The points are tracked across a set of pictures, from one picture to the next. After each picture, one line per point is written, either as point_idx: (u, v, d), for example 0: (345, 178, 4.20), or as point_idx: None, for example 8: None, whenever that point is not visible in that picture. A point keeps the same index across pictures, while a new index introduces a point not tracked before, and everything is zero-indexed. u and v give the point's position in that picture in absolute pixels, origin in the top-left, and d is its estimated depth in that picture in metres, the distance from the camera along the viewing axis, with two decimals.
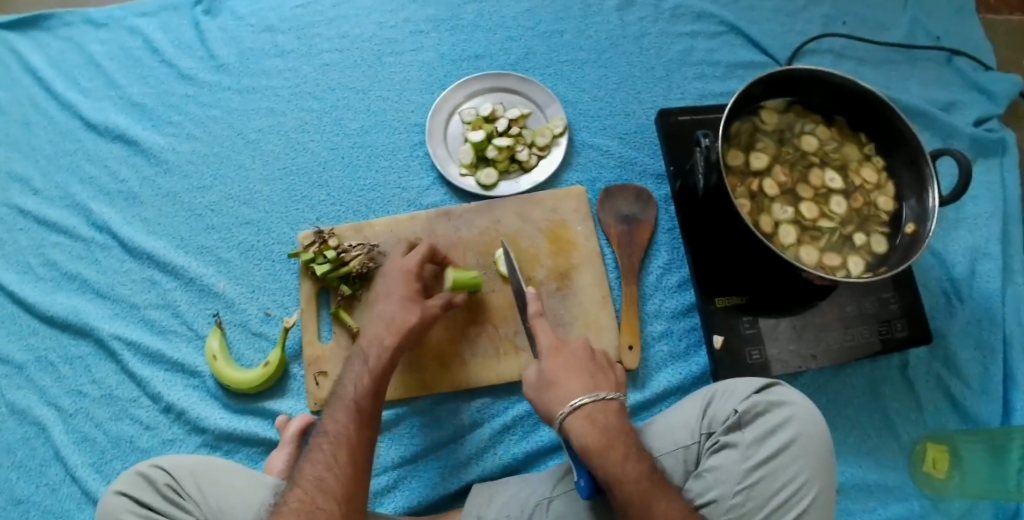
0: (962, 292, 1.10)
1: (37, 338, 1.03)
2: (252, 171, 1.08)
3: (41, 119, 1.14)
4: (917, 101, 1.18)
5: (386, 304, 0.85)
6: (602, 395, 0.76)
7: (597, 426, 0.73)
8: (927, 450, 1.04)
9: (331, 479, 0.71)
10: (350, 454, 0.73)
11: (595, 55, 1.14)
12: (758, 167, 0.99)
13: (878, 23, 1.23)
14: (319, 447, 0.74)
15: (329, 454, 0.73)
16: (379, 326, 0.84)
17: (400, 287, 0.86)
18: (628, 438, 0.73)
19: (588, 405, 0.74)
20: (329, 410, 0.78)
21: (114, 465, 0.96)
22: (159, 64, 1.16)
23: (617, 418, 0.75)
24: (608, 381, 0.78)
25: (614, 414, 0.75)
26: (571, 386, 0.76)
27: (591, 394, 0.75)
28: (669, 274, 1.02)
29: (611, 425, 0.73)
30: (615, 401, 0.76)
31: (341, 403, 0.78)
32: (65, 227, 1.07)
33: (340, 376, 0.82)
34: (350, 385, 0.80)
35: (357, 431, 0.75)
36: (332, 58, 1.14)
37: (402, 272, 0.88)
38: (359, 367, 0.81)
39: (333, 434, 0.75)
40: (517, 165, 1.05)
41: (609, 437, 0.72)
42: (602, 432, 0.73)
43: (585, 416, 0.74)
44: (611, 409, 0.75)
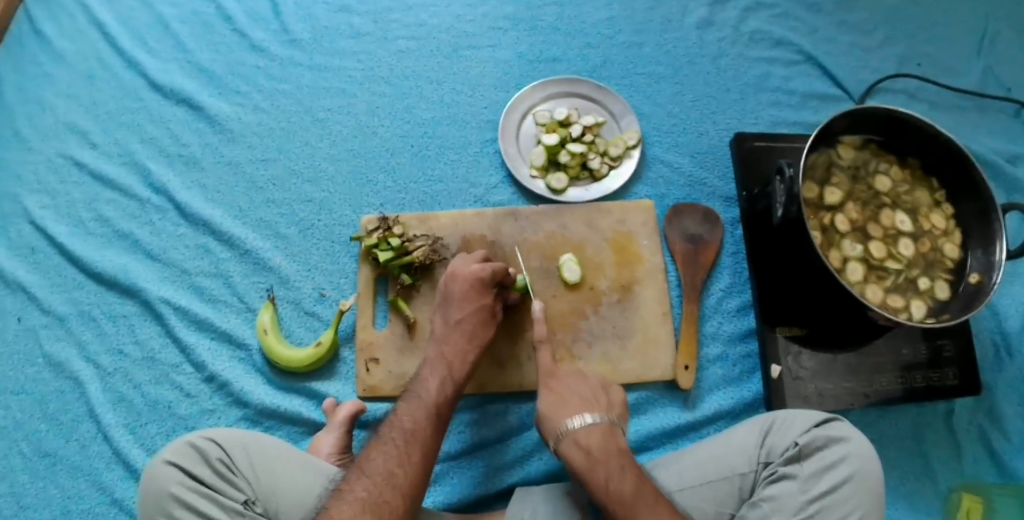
0: (1012, 346, 1.10)
1: (82, 292, 1.01)
2: (318, 149, 1.07)
3: (105, 74, 1.12)
4: (984, 150, 1.18)
5: (462, 311, 0.87)
6: (586, 419, 0.80)
7: (545, 371, 0.87)
8: (963, 499, 1.03)
9: (401, 474, 0.71)
10: (423, 454, 0.74)
11: (672, 70, 1.13)
12: (831, 202, 0.98)
13: (952, 69, 1.23)
14: (393, 440, 0.74)
15: (402, 448, 0.73)
16: (457, 336, 0.86)
17: (476, 296, 0.87)
18: (574, 379, 0.85)
19: (544, 359, 0.89)
20: (406, 406, 0.78)
21: (150, 429, 0.94)
22: (230, 31, 1.14)
23: (571, 370, 0.87)
24: (574, 342, 0.91)
25: (598, 434, 0.78)
26: (572, 409, 0.81)
27: (576, 419, 0.80)
28: (729, 297, 1.01)
29: (557, 371, 0.86)
30: (575, 357, 0.88)
31: (420, 402, 0.79)
32: (120, 183, 1.06)
33: (417, 379, 0.83)
34: (427, 387, 0.81)
35: (431, 434, 0.76)
36: (408, 45, 1.13)
37: (472, 278, 0.88)
38: (440, 373, 0.82)
39: (408, 430, 0.75)
40: (587, 173, 1.04)
41: (551, 377, 0.86)
42: (547, 374, 0.87)
43: (572, 442, 0.78)
44: (561, 361, 0.88)
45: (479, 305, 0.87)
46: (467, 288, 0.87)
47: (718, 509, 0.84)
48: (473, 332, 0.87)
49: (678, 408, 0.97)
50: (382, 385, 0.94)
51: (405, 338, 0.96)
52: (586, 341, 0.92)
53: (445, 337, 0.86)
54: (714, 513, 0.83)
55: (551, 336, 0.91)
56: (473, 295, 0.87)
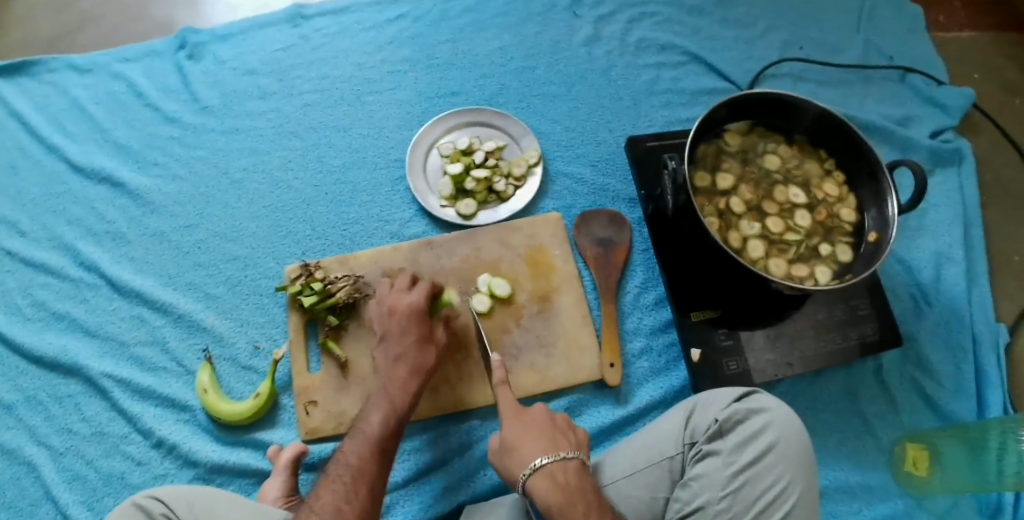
0: (930, 296, 1.15)
1: (26, 378, 1.04)
2: (238, 209, 1.12)
3: (28, 163, 1.17)
4: (873, 117, 1.25)
5: (400, 344, 0.91)
6: (560, 455, 0.77)
7: (558, 484, 0.74)
8: (907, 450, 1.06)
9: (349, 510, 0.73)
10: (370, 489, 0.77)
11: (566, 87, 1.20)
12: (724, 187, 1.04)
13: (832, 47, 1.30)
14: (340, 478, 0.77)
15: (349, 485, 0.76)
16: (399, 369, 0.89)
17: (414, 328, 0.92)
18: (591, 494, 0.74)
19: (547, 464, 0.76)
20: (351, 444, 0.81)
21: (106, 502, 0.97)
22: (144, 107, 1.20)
23: (580, 477, 0.76)
24: (567, 441, 0.80)
25: (574, 471, 0.76)
26: (532, 449, 0.78)
27: (549, 456, 0.77)
28: (645, 292, 1.06)
29: (573, 482, 0.75)
30: (577, 458, 0.77)
31: (363, 438, 0.82)
32: (54, 267, 1.10)
33: (362, 415, 0.86)
34: (371, 422, 0.84)
35: (377, 466, 0.79)
36: (313, 98, 1.19)
37: (410, 312, 0.92)
38: (382, 407, 0.85)
39: (355, 467, 0.78)
40: (495, 196, 1.09)
41: (572, 493, 0.73)
42: (564, 489, 0.74)
43: (546, 476, 0.75)
44: (571, 466, 0.76)
45: (417, 336, 0.91)
46: (407, 322, 0.92)
47: (653, 495, 0.87)
48: (414, 362, 0.90)
49: (611, 405, 1.01)
50: (322, 426, 0.98)
51: (339, 377, 1.00)
52: (576, 437, 0.82)
53: (388, 372, 0.89)
54: (650, 499, 0.87)
55: (542, 430, 0.80)
56: (410, 328, 0.92)
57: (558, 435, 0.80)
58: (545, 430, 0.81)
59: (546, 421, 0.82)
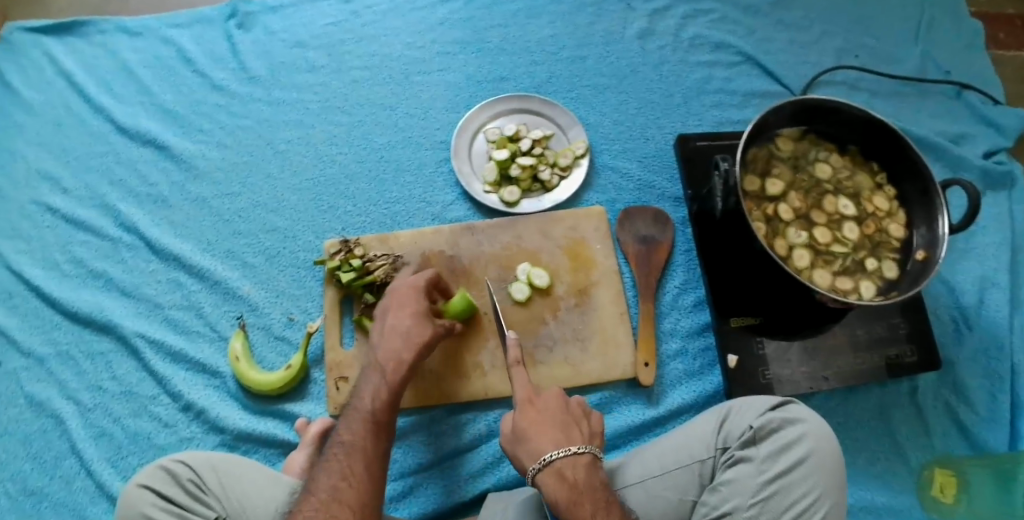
0: (971, 320, 1.12)
1: (59, 333, 1.04)
2: (280, 180, 1.12)
3: (74, 121, 1.17)
4: (926, 132, 1.22)
5: (398, 317, 0.87)
6: (572, 450, 0.75)
7: (566, 482, 0.74)
8: (936, 475, 1.05)
9: (345, 488, 0.72)
10: (366, 465, 0.75)
11: (616, 81, 1.18)
12: (774, 193, 1.02)
13: (889, 57, 1.27)
14: (336, 456, 0.75)
15: (344, 463, 0.74)
16: (392, 339, 0.85)
17: (411, 302, 0.88)
18: (600, 492, 0.74)
19: (557, 460, 0.74)
20: (346, 421, 0.80)
21: (130, 461, 0.97)
22: (192, 73, 1.20)
23: (590, 473, 0.75)
24: (580, 433, 0.78)
25: (584, 467, 0.75)
26: (544, 440, 0.76)
27: (560, 450, 0.75)
28: (684, 293, 1.05)
29: (581, 479, 0.74)
30: (588, 453, 0.76)
31: (357, 414, 0.79)
32: (93, 226, 1.10)
33: (355, 390, 0.83)
34: (366, 396, 0.81)
35: (373, 444, 0.77)
36: (361, 75, 1.18)
37: (409, 287, 0.90)
38: (375, 379, 0.82)
39: (349, 445, 0.76)
40: (539, 185, 1.08)
41: (579, 491, 0.73)
42: (572, 487, 0.73)
43: (556, 472, 0.74)
44: (581, 462, 0.75)
45: (415, 308, 0.88)
46: (406, 296, 0.89)
47: (682, 497, 0.85)
48: (409, 332, 0.86)
49: (642, 404, 0.99)
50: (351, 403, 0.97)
51: (371, 355, 0.99)
52: (589, 428, 0.80)
53: (382, 341, 0.85)
54: (678, 501, 0.85)
55: (555, 423, 0.78)
56: (409, 301, 0.88)
57: (572, 426, 0.78)
58: (557, 423, 0.78)
59: (561, 410, 0.79)
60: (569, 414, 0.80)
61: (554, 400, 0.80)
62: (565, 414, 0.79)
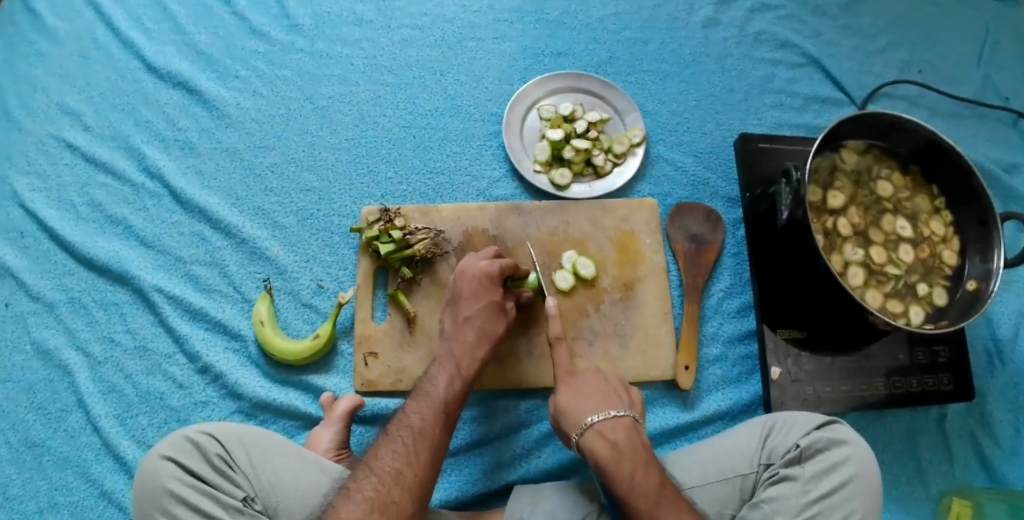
0: (1005, 354, 1.09)
1: (72, 279, 0.98)
2: (319, 138, 1.07)
3: (100, 55, 1.10)
4: (981, 158, 1.16)
5: (471, 307, 0.86)
6: (579, 348, 0.88)
7: (607, 440, 0.77)
8: (953, 503, 1.01)
9: (409, 475, 0.69)
10: (431, 453, 0.72)
11: (677, 69, 1.15)
12: (835, 206, 0.98)
13: (952, 75, 1.22)
14: (401, 439, 0.72)
15: (411, 448, 0.71)
16: (467, 333, 0.85)
17: (486, 291, 0.86)
18: (641, 452, 0.76)
19: (567, 357, 0.87)
20: (415, 404, 0.76)
21: (140, 421, 0.92)
22: (230, 15, 1.13)
23: (594, 368, 0.87)
24: (622, 400, 0.83)
25: (587, 361, 0.87)
26: (557, 343, 0.89)
27: (570, 349, 0.88)
28: (729, 298, 1.01)
29: (583, 370, 0.86)
30: (594, 354, 0.88)
31: (430, 401, 0.77)
32: (114, 168, 1.04)
33: (425, 377, 0.81)
34: (439, 386, 0.79)
35: (440, 433, 0.74)
36: (411, 35, 1.13)
37: (480, 273, 0.87)
38: (449, 372, 0.81)
39: (417, 429, 0.73)
40: (591, 169, 1.05)
41: (621, 452, 0.76)
42: (613, 447, 0.76)
43: (564, 366, 0.86)
44: (622, 424, 0.79)
45: (490, 301, 0.86)
46: (475, 285, 0.86)
47: (721, 510, 0.81)
48: (483, 328, 0.85)
49: (677, 408, 0.96)
50: (381, 380, 0.93)
51: (404, 332, 0.95)
52: (602, 339, 0.92)
53: (455, 335, 0.85)
54: (717, 514, 0.81)
55: (569, 331, 0.90)
56: (482, 292, 0.86)
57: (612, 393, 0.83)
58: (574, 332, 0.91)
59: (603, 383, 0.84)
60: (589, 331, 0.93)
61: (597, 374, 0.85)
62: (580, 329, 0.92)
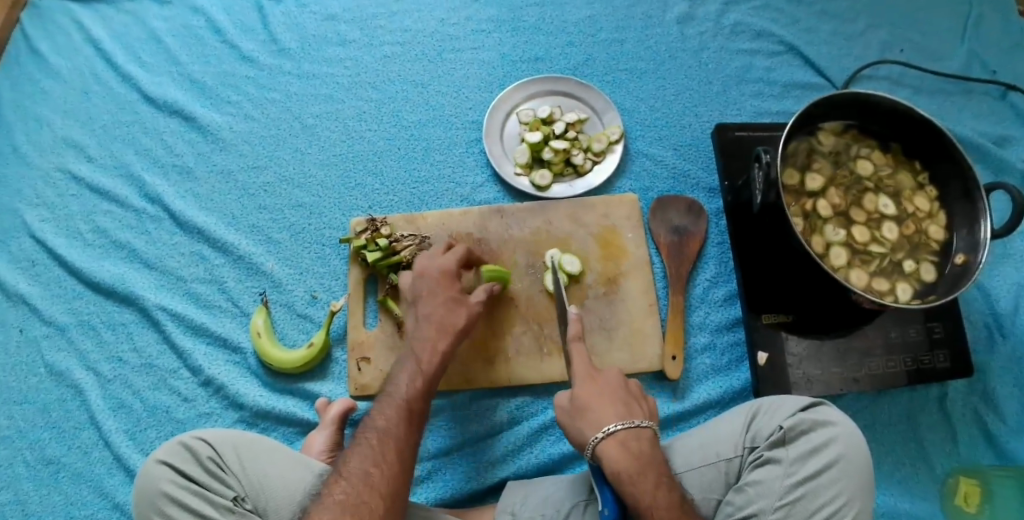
0: (1005, 328, 1.07)
1: (81, 302, 1.03)
2: (308, 155, 1.11)
3: (101, 90, 1.16)
4: (967, 132, 1.15)
5: (431, 305, 0.87)
6: (637, 423, 0.75)
7: (630, 452, 0.73)
8: (959, 483, 0.99)
9: (377, 474, 0.71)
10: (397, 451, 0.74)
11: (654, 65, 1.16)
12: (813, 189, 0.98)
13: (934, 52, 1.21)
14: (367, 440, 0.74)
15: (377, 448, 0.73)
16: (428, 329, 0.86)
17: (442, 288, 0.89)
18: (660, 468, 0.73)
19: (620, 431, 0.74)
20: (378, 408, 0.79)
21: (149, 434, 0.96)
22: (220, 44, 1.18)
23: (652, 447, 0.74)
24: (643, 411, 0.78)
25: (648, 441, 0.74)
26: (606, 413, 0.76)
27: (625, 422, 0.74)
28: (716, 287, 1.02)
29: (646, 453, 0.73)
30: (650, 429, 0.76)
31: (392, 402, 0.79)
32: (117, 196, 1.09)
33: (390, 379, 0.83)
34: (400, 386, 0.81)
35: (406, 430, 0.76)
36: (393, 50, 1.17)
37: (439, 271, 0.90)
38: (409, 369, 0.83)
39: (381, 429, 0.75)
40: (571, 168, 1.07)
41: (644, 464, 0.72)
42: (636, 459, 0.72)
43: (619, 442, 0.73)
44: (645, 436, 0.75)
45: (446, 295, 0.88)
46: (437, 284, 0.89)
47: (706, 495, 0.82)
48: (443, 321, 0.86)
49: (667, 398, 0.97)
50: (373, 384, 0.96)
51: (394, 336, 0.97)
52: (647, 407, 0.80)
53: (417, 332, 0.86)
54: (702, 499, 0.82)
55: (616, 397, 0.78)
56: (440, 289, 0.88)
57: (632, 400, 0.79)
58: (622, 399, 0.78)
59: (621, 387, 0.79)
60: (628, 392, 0.80)
61: (615, 377, 0.80)
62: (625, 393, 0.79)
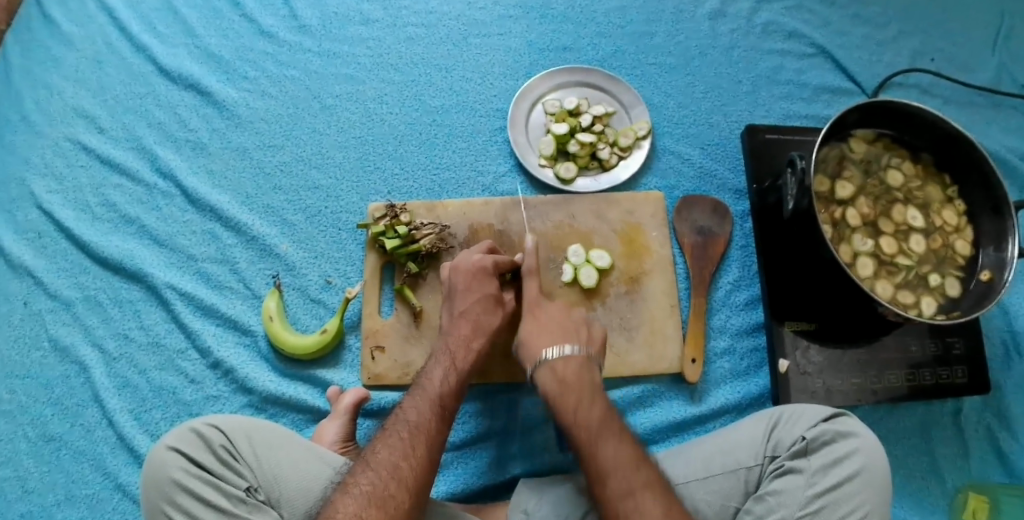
0: (1023, 346, 1.05)
1: (88, 277, 1.00)
2: (326, 136, 1.08)
3: (114, 59, 1.13)
4: (994, 146, 1.13)
5: (467, 303, 0.86)
6: (563, 349, 0.80)
7: (556, 376, 0.78)
8: (968, 499, 0.98)
9: (406, 468, 0.70)
10: (429, 446, 0.72)
11: (683, 61, 1.14)
12: (843, 196, 0.96)
13: (966, 62, 1.19)
14: (397, 433, 0.73)
15: (406, 441, 0.72)
16: (461, 328, 0.85)
17: (479, 286, 0.87)
18: (587, 388, 0.76)
19: (551, 357, 0.79)
20: (411, 399, 0.77)
21: (154, 415, 0.94)
22: (239, 17, 1.15)
23: (581, 371, 0.78)
24: (578, 336, 0.82)
25: (574, 364, 0.78)
26: (540, 340, 0.81)
27: (553, 349, 0.80)
28: (738, 290, 1.01)
29: (570, 374, 0.78)
30: (581, 355, 0.80)
31: (426, 396, 0.77)
32: (128, 169, 1.06)
33: (423, 372, 0.82)
34: (435, 380, 0.79)
35: (437, 426, 0.75)
36: (417, 32, 1.14)
37: (477, 269, 0.88)
38: (445, 365, 0.81)
39: (413, 423, 0.74)
40: (596, 163, 1.05)
41: (566, 385, 0.77)
42: (559, 383, 0.77)
43: (547, 369, 0.79)
44: (572, 361, 0.79)
45: (482, 295, 0.87)
46: (470, 279, 0.87)
47: (725, 503, 0.80)
48: (478, 322, 0.86)
49: (685, 401, 0.96)
50: (387, 374, 0.94)
51: (410, 326, 0.96)
52: (589, 334, 0.84)
53: (451, 331, 0.85)
54: (721, 507, 0.80)
55: (553, 328, 0.82)
56: (476, 286, 0.87)
57: (571, 331, 0.83)
58: (556, 325, 0.83)
59: (562, 318, 0.84)
60: (571, 322, 0.84)
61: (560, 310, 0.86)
62: (562, 323, 0.84)
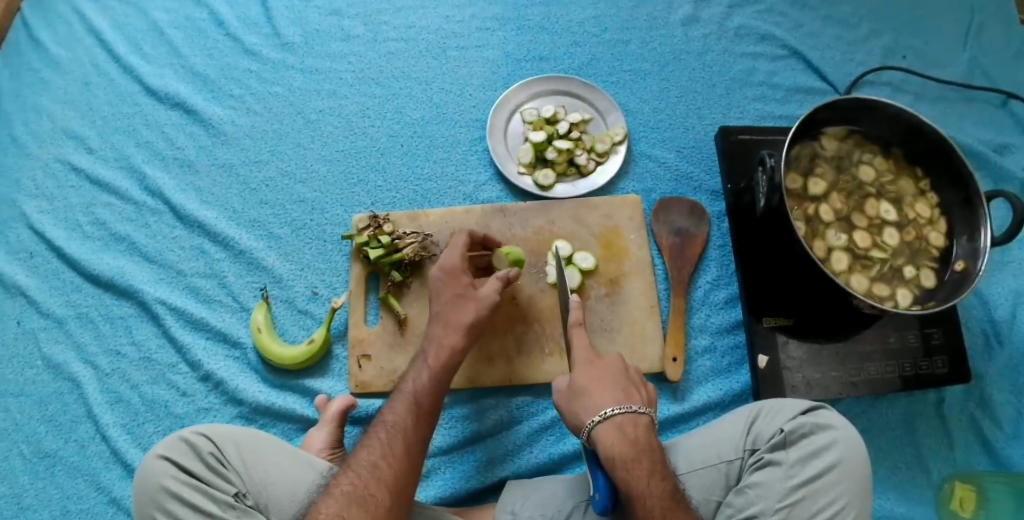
0: (1003, 335, 1.07)
1: (80, 295, 1.03)
2: (310, 150, 1.10)
3: (102, 81, 1.15)
4: (967, 139, 1.15)
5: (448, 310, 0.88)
6: (632, 408, 0.76)
7: (626, 437, 0.74)
8: (954, 489, 0.99)
9: (385, 468, 0.71)
10: (408, 446, 0.74)
11: (658, 67, 1.17)
12: (815, 193, 0.98)
13: (937, 59, 1.21)
14: (380, 435, 0.74)
15: (388, 443, 0.74)
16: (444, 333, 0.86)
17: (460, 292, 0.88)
18: (655, 457, 0.73)
19: (617, 415, 0.75)
20: (393, 401, 0.79)
21: (146, 429, 0.95)
22: (223, 37, 1.18)
23: (648, 434, 0.75)
24: (636, 395, 0.79)
25: (644, 427, 0.75)
26: (602, 397, 0.77)
27: (620, 407, 0.76)
28: (716, 289, 1.03)
29: (643, 438, 0.74)
30: (647, 416, 0.77)
31: (405, 397, 0.79)
32: (118, 188, 1.08)
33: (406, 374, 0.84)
34: (413, 381, 0.81)
35: (416, 427, 0.76)
36: (397, 47, 1.17)
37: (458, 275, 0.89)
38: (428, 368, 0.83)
39: (395, 425, 0.76)
40: (575, 169, 1.07)
41: (638, 448, 0.73)
42: (631, 444, 0.73)
43: (615, 426, 0.74)
44: (641, 422, 0.76)
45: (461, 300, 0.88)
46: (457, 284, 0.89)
47: (707, 497, 0.82)
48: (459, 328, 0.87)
49: (667, 400, 0.97)
50: (374, 382, 0.96)
51: (396, 334, 0.97)
52: (645, 393, 0.81)
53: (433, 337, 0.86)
54: (703, 501, 0.82)
55: (610, 381, 0.79)
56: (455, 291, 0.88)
57: (631, 388, 0.79)
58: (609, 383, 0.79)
59: (620, 373, 0.80)
60: (627, 378, 0.81)
61: (615, 363, 0.81)
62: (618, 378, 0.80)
